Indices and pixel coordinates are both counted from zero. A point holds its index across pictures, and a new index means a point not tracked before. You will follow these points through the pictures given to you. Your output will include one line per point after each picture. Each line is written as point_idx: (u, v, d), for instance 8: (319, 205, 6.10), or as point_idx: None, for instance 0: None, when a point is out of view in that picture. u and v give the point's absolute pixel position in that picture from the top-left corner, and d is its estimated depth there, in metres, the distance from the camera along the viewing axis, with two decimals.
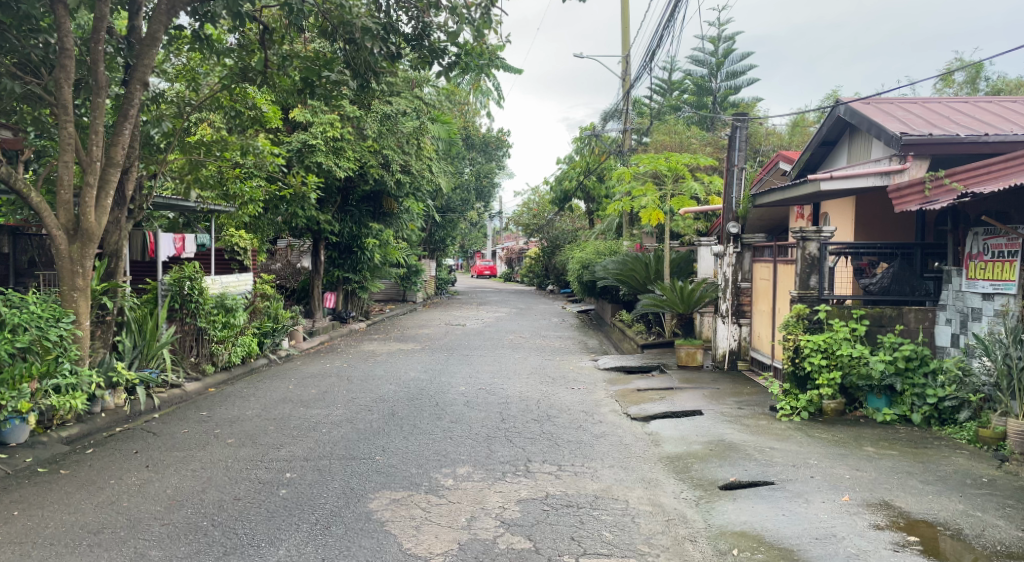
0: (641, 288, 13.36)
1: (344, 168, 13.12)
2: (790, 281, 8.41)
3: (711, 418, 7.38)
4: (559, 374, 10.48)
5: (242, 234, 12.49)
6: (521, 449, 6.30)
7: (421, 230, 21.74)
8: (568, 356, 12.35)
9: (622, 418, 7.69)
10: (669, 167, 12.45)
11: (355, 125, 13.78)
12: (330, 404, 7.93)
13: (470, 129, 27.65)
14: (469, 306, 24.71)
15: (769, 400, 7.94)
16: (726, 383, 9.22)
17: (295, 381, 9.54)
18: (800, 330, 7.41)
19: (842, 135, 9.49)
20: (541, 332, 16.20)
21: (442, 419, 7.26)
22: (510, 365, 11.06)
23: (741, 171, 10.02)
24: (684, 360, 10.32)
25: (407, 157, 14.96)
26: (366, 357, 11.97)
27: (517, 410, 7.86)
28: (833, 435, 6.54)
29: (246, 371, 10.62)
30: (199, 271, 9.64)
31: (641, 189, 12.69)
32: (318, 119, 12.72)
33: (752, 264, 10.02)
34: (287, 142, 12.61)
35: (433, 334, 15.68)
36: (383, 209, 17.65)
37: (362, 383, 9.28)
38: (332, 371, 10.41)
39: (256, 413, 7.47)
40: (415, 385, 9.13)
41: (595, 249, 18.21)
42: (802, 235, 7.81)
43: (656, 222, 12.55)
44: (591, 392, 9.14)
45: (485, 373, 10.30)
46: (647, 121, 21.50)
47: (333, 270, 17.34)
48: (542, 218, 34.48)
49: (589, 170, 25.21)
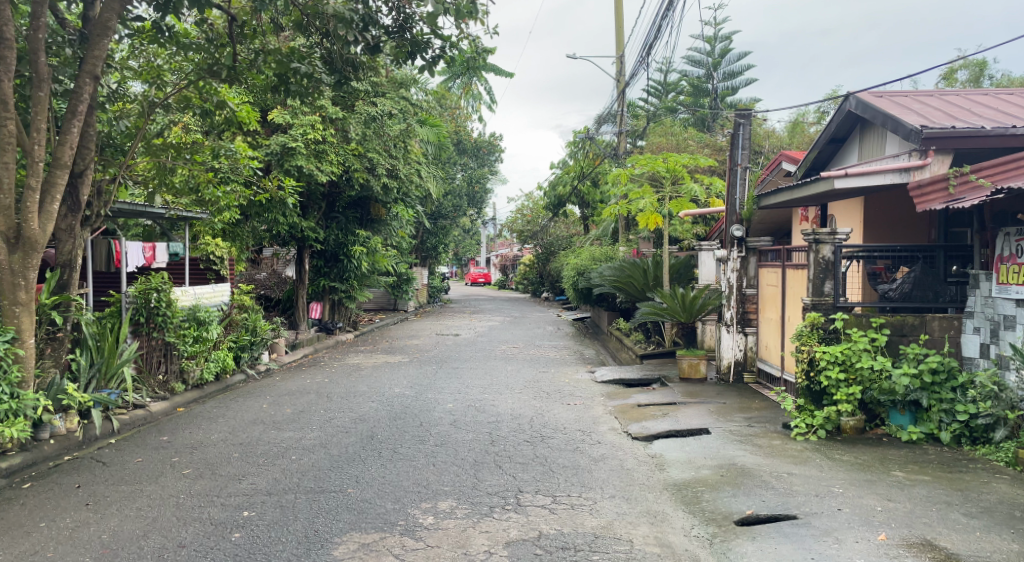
0: (639, 295, 12.78)
1: (327, 172, 12.52)
2: (800, 287, 7.80)
3: (719, 438, 6.77)
4: (554, 387, 9.86)
5: (218, 242, 11.87)
6: (511, 477, 5.67)
7: (411, 238, 21.14)
8: (563, 368, 11.73)
9: (622, 438, 7.08)
10: (667, 168, 11.87)
11: (338, 127, 13.17)
12: (305, 426, 7.30)
13: (461, 134, 27.11)
14: (461, 315, 24.09)
15: (781, 417, 7.33)
16: (733, 397, 8.60)
17: (270, 400, 8.90)
18: (814, 340, 6.83)
19: (853, 131, 8.92)
20: (535, 342, 15.58)
21: (425, 442, 6.63)
22: (502, 379, 10.44)
23: (744, 170, 9.42)
24: (686, 372, 9.73)
25: (394, 161, 14.36)
26: (350, 371, 11.35)
27: (509, 430, 7.24)
28: (855, 457, 5.93)
29: (220, 388, 9.99)
30: (167, 282, 9.01)
31: (638, 192, 12.15)
32: (299, 121, 12.13)
33: (758, 269, 9.36)
34: (265, 145, 11.99)
35: (422, 345, 15.05)
36: (371, 216, 17.07)
37: (342, 401, 8.66)
38: (312, 387, 9.78)
39: (222, 437, 6.83)
40: (399, 403, 8.51)
41: (590, 255, 17.63)
42: (815, 238, 7.13)
43: (655, 227, 12.02)
44: (587, 408, 8.52)
45: (475, 387, 9.68)
46: (643, 123, 20.96)
47: (318, 279, 16.72)
48: (536, 224, 33.94)
49: (584, 175, 24.66)
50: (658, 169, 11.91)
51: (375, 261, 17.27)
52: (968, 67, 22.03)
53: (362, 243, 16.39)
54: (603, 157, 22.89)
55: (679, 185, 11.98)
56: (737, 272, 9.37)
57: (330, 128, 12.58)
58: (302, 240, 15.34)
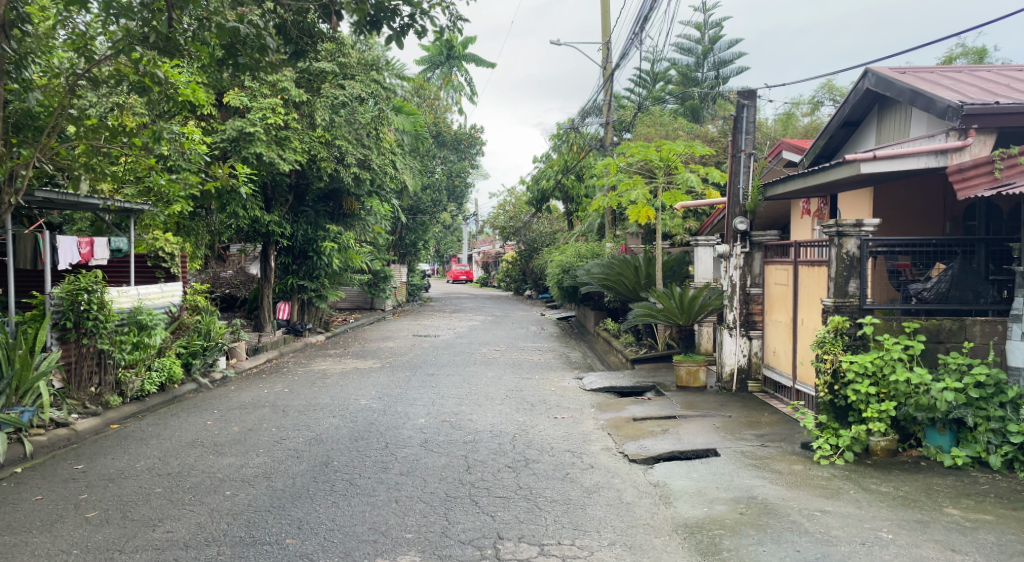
0: (630, 294, 11.86)
1: (290, 161, 11.45)
2: (816, 287, 6.89)
3: (731, 462, 5.85)
4: (538, 398, 8.90)
5: (169, 237, 10.76)
6: (488, 517, 4.70)
7: (388, 234, 20.08)
8: (548, 374, 10.77)
9: (617, 462, 6.14)
10: (661, 157, 10.95)
11: (303, 112, 12.08)
12: (250, 449, 6.28)
13: (441, 125, 26.07)
14: (441, 314, 23.07)
15: (797, 435, 6.43)
16: (738, 410, 7.70)
17: (219, 414, 7.85)
18: (839, 348, 5.92)
19: (870, 113, 8.11)
20: (518, 344, 14.63)
21: (389, 470, 5.64)
22: (481, 388, 9.46)
23: (749, 157, 8.50)
24: (684, 380, 8.82)
25: (365, 150, 13.17)
26: (314, 379, 10.30)
27: (487, 453, 6.26)
28: (895, 489, 5.02)
29: (166, 400, 8.93)
30: (100, 281, 7.92)
31: (630, 182, 11.24)
32: (258, 103, 11.02)
33: (763, 267, 8.46)
34: (220, 131, 10.87)
35: (397, 348, 14.01)
36: (343, 210, 16.04)
37: (299, 417, 7.63)
38: (268, 398, 8.75)
39: (149, 466, 5.79)
40: (364, 418, 7.50)
41: (576, 252, 16.70)
42: (838, 230, 6.21)
43: (647, 220, 11.12)
44: (577, 422, 7.57)
45: (451, 398, 8.69)
46: (630, 113, 20.06)
47: (286, 277, 15.64)
48: (519, 220, 33.00)
49: (568, 168, 23.71)
50: (651, 158, 11.00)
51: (347, 257, 16.19)
52: (967, 56, 21.43)
53: (333, 238, 15.32)
54: (589, 149, 21.94)
55: (674, 176, 11.07)
56: (740, 269, 8.48)
57: (293, 113, 11.50)
58: (267, 235, 14.24)
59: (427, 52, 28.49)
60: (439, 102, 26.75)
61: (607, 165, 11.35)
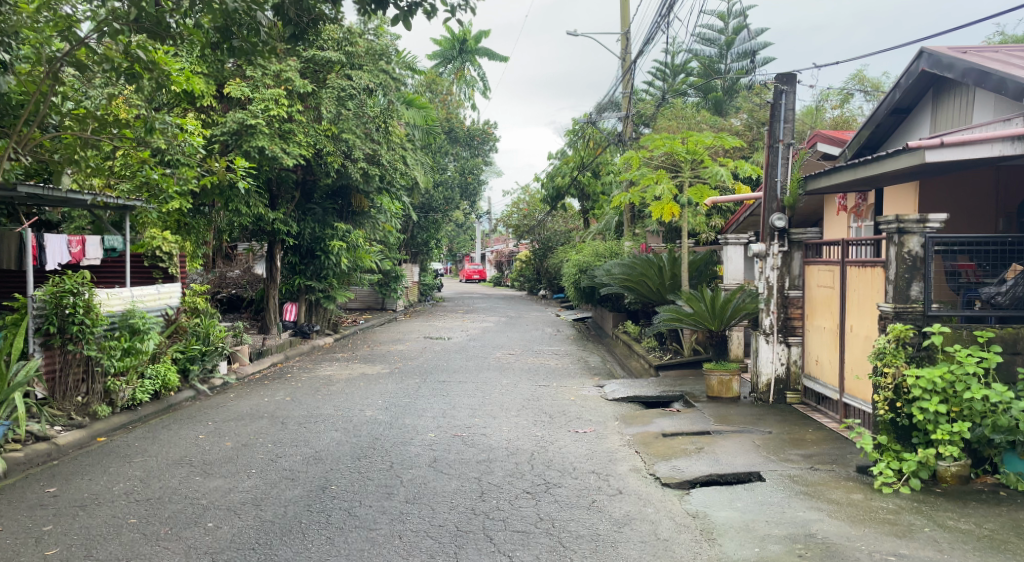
0: (653, 296, 11.18)
1: (294, 155, 10.86)
2: (868, 291, 6.19)
3: (779, 489, 5.17)
4: (557, 408, 8.25)
5: (168, 235, 10.20)
6: (505, 558, 4.06)
7: (399, 233, 19.51)
8: (566, 381, 10.13)
9: (648, 486, 5.48)
10: (687, 150, 10.25)
11: (309, 104, 11.50)
12: (242, 469, 5.68)
13: (454, 121, 25.46)
14: (453, 315, 22.47)
15: (849, 457, 5.74)
16: (777, 425, 7.01)
17: (213, 426, 7.28)
18: (902, 360, 5.22)
19: (921, 99, 7.45)
20: (533, 347, 14.00)
21: (393, 497, 5.02)
22: (496, 397, 8.84)
23: (787, 147, 7.80)
24: (716, 390, 8.14)
25: (374, 145, 12.78)
26: (318, 386, 9.70)
27: (503, 475, 5.63)
28: (978, 526, 4.32)
29: (160, 409, 8.37)
30: (86, 282, 7.35)
31: (653, 177, 10.60)
32: (260, 95, 10.43)
33: (803, 268, 7.76)
34: (220, 123, 10.29)
35: (407, 352, 13.41)
36: (352, 207, 15.45)
37: (298, 431, 7.03)
38: (268, 408, 8.15)
39: (127, 489, 5.21)
40: (369, 433, 6.89)
41: (594, 251, 16.02)
42: (899, 227, 5.48)
43: (671, 218, 10.45)
44: (600, 438, 6.91)
45: (463, 409, 8.06)
46: (650, 107, 19.37)
47: (293, 277, 15.08)
48: (533, 218, 32.34)
49: (584, 165, 23.04)
50: (677, 152, 10.33)
51: (356, 257, 15.62)
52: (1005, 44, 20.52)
53: (341, 237, 14.77)
54: (606, 144, 21.25)
55: (700, 171, 10.40)
56: (778, 270, 7.80)
57: (297, 104, 10.88)
58: (273, 233, 13.70)
59: (440, 48, 27.92)
60: (452, 97, 26.17)
61: (629, 159, 10.72)
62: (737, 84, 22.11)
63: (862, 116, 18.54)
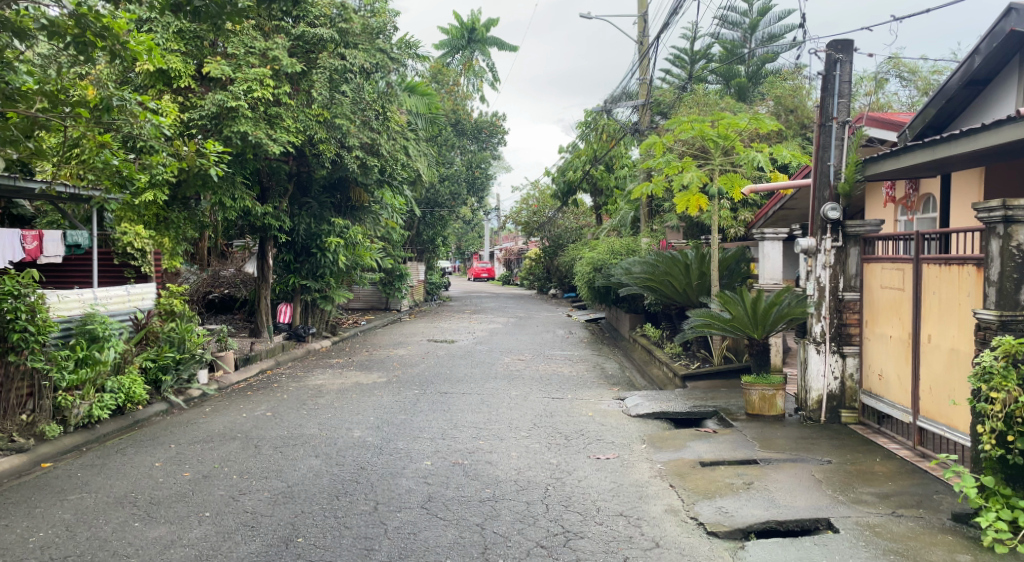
0: (678, 297, 10.11)
1: (281, 142, 9.83)
2: (957, 295, 5.11)
3: (860, 544, 4.11)
4: (574, 428, 7.20)
5: (142, 230, 9.20)
6: None
7: (402, 229, 18.48)
8: (582, 393, 9.06)
9: (692, 536, 4.43)
10: (718, 134, 9.15)
11: (297, 85, 10.42)
12: (194, 513, 4.64)
13: (461, 113, 24.38)
14: (461, 315, 21.44)
15: (938, 501, 4.66)
16: (837, 452, 5.94)
17: (175, 450, 6.26)
18: (1015, 383, 4.04)
19: (1003, 64, 6.49)
20: (545, 352, 12.94)
21: (373, 555, 3.98)
22: (504, 412, 7.78)
23: (841, 126, 6.71)
24: (758, 407, 7.07)
25: (373, 134, 11.81)
26: (305, 399, 8.67)
27: (512, 521, 4.58)
28: None
29: (124, 426, 7.36)
30: (29, 282, 6.34)
31: (678, 166, 9.49)
32: (242, 74, 9.37)
33: (860, 265, 6.68)
34: (198, 106, 9.26)
35: (407, 357, 12.38)
36: (351, 201, 14.44)
37: (272, 457, 6.00)
38: (244, 426, 7.13)
39: (45, 542, 4.19)
40: (354, 460, 5.86)
41: (610, 248, 14.94)
42: (1006, 216, 4.36)
43: (698, 210, 9.41)
44: (627, 467, 5.86)
45: (466, 428, 7.01)
46: (669, 94, 18.25)
47: (288, 277, 14.08)
48: (543, 215, 31.22)
49: (597, 159, 21.97)
50: (705, 137, 9.25)
51: (356, 254, 14.59)
52: None
53: (338, 233, 13.77)
54: (621, 136, 20.14)
55: (731, 159, 9.33)
56: (830, 269, 6.74)
57: (285, 86, 9.85)
58: (264, 229, 12.72)
59: (447, 37, 27.07)
60: (459, 89, 25.10)
61: (650, 146, 9.65)
62: (760, 71, 20.94)
63: (898, 101, 17.36)
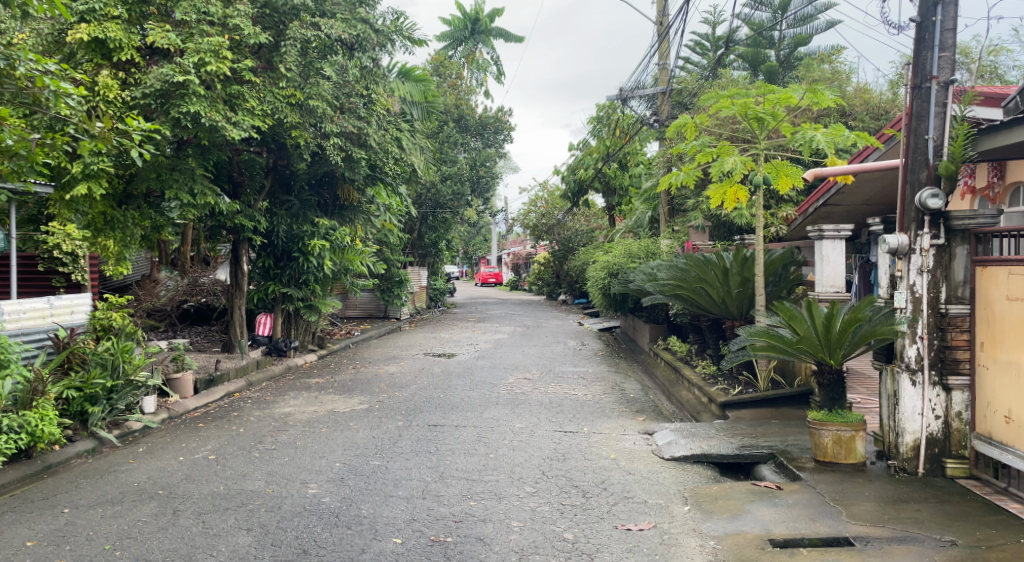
0: (713, 308, 8.53)
1: (242, 127, 8.34)
2: None
3: None
4: (596, 479, 5.62)
5: None
6: None
7: (400, 231, 16.99)
8: (601, 425, 7.48)
9: None
10: (764, 111, 7.57)
11: (264, 60, 9.00)
12: None
13: (464, 108, 22.91)
14: (464, 324, 19.92)
15: None
16: (958, 525, 4.33)
17: (65, 518, 4.72)
18: None
19: None
20: (554, 369, 11.39)
21: None
22: (505, 455, 6.21)
23: (942, 87, 5.11)
24: (831, 451, 5.45)
25: (359, 122, 10.36)
26: (265, 434, 7.12)
27: None
28: None
29: (32, 474, 5.87)
30: None
31: (714, 151, 7.93)
32: (194, 44, 7.86)
33: (970, 268, 5.08)
34: (141, 82, 7.79)
35: (398, 376, 10.84)
36: (339, 200, 12.94)
37: (188, 529, 4.45)
38: (173, 478, 5.59)
39: None
40: (297, 538, 4.30)
41: (627, 250, 13.38)
42: None
43: (736, 203, 7.85)
44: (670, 547, 4.27)
45: (453, 481, 5.45)
46: (689, 82, 16.71)
47: (267, 283, 12.59)
48: (552, 217, 29.64)
49: (610, 155, 20.38)
50: (747, 116, 7.70)
51: (344, 259, 13.04)
52: None
53: (322, 235, 12.21)
54: (636, 130, 18.61)
55: (779, 141, 7.74)
56: (928, 274, 5.14)
57: (246, 59, 8.40)
58: (235, 229, 11.22)
59: (450, 28, 25.75)
60: (463, 82, 23.73)
61: (680, 127, 8.13)
62: (794, 53, 20.33)
63: None
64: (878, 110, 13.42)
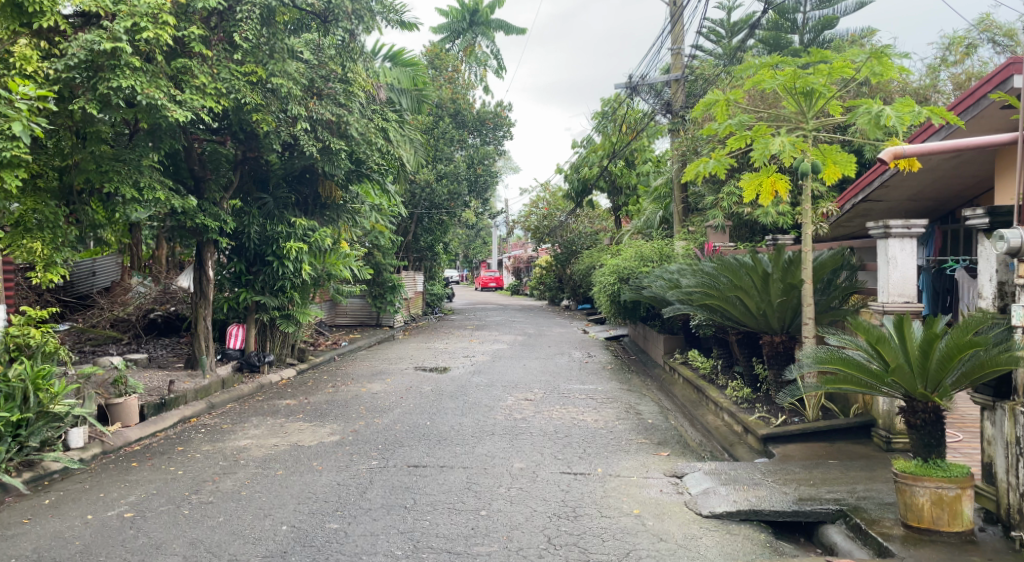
0: (747, 321, 7.27)
1: (185, 105, 7.05)
2: None
3: None
4: (619, 550, 4.29)
5: None
6: None
7: (391, 233, 15.65)
8: (619, 464, 6.15)
9: None
10: (809, 86, 6.31)
11: (219, 31, 7.82)
12: None
13: (461, 102, 21.58)
14: (461, 333, 18.58)
15: None
16: None
17: None
18: None
19: None
20: (559, 387, 10.02)
21: None
22: (502, 512, 4.89)
23: None
24: (928, 514, 4.12)
25: (339, 108, 9.07)
26: (205, 478, 5.79)
27: None
28: None
29: None
30: None
31: (750, 133, 6.63)
32: (128, 6, 6.65)
33: None
34: (62, 51, 6.49)
35: (381, 396, 9.50)
36: (319, 197, 11.65)
37: None
38: (65, 550, 4.27)
39: None
40: None
41: (639, 253, 12.04)
42: None
43: (775, 196, 6.53)
44: None
45: (430, 556, 4.13)
46: (704, 70, 15.40)
47: (238, 291, 11.27)
48: (554, 218, 28.27)
49: (616, 151, 19.06)
50: (792, 90, 6.41)
51: (325, 263, 11.74)
52: None
53: (300, 236, 10.92)
54: (645, 123, 17.30)
55: (826, 122, 6.52)
56: None
57: (195, 27, 7.17)
58: (199, 231, 9.93)
59: (447, 20, 24.49)
60: (460, 76, 22.42)
61: (708, 105, 6.82)
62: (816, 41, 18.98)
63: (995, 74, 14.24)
64: (918, 96, 12.08)
